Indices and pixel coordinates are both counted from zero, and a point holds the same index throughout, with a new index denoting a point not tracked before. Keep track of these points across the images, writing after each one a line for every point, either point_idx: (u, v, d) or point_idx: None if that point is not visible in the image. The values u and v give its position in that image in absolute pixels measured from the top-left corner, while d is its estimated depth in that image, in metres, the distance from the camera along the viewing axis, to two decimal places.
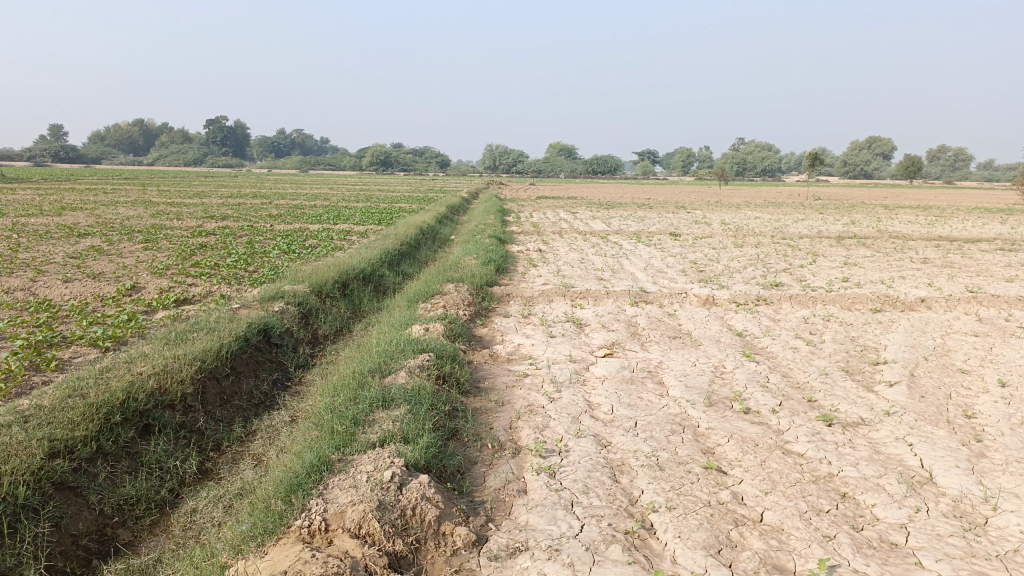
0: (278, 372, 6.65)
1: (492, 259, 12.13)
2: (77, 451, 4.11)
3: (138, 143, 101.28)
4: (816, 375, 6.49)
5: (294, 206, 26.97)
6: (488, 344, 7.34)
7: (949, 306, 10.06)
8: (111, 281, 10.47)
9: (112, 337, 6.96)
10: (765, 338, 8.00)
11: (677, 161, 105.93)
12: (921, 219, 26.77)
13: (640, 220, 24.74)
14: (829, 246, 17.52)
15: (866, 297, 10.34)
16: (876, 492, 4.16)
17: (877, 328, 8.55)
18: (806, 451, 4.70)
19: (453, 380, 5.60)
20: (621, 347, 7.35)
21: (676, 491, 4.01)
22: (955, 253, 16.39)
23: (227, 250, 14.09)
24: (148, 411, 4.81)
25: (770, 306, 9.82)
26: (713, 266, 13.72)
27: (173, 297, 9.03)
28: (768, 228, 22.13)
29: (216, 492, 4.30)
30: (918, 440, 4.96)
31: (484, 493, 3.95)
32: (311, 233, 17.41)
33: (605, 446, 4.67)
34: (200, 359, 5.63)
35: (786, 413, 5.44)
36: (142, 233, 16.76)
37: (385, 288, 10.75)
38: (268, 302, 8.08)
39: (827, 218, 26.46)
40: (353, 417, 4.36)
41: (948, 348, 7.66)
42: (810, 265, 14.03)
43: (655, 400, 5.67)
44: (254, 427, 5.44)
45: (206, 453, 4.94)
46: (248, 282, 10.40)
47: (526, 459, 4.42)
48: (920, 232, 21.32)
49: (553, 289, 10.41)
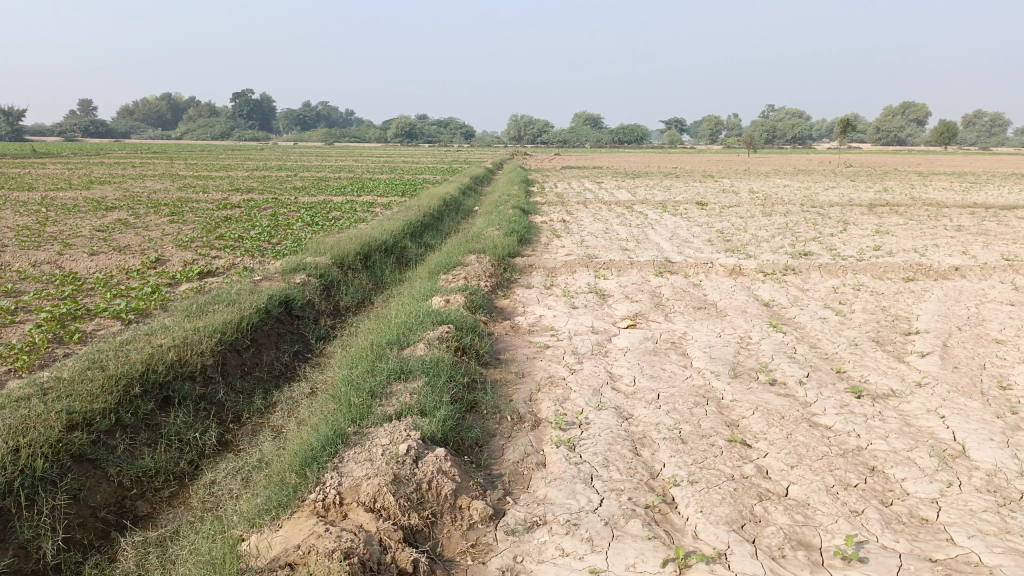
0: (299, 344, 6.64)
1: (515, 230, 12.02)
2: (96, 423, 4.11)
3: (165, 117, 102.02)
4: (845, 345, 6.33)
5: (319, 178, 27.00)
6: (509, 316, 7.26)
7: (984, 274, 9.79)
8: (136, 254, 10.51)
9: (135, 310, 6.98)
10: (792, 308, 7.83)
11: (704, 129, 104.34)
12: (955, 186, 26.09)
13: (667, 189, 24.40)
14: (860, 214, 17.15)
15: (898, 266, 10.09)
16: (906, 466, 4.03)
17: (909, 298, 8.34)
18: (834, 424, 4.58)
19: (473, 352, 5.54)
20: (644, 318, 7.23)
21: (698, 464, 3.92)
22: (990, 220, 15.96)
23: (250, 222, 14.11)
24: (168, 383, 4.80)
25: (799, 276, 9.62)
26: (740, 235, 13.48)
27: (196, 269, 9.05)
28: (798, 196, 21.71)
29: (235, 463, 4.29)
30: (950, 412, 4.81)
31: (502, 466, 3.89)
32: (335, 205, 17.38)
33: (627, 419, 4.58)
34: (220, 331, 5.62)
35: (814, 384, 5.31)
36: (167, 206, 16.86)
37: (407, 260, 10.69)
38: (290, 274, 8.05)
39: (858, 186, 25.88)
40: (370, 389, 4.32)
41: (982, 318, 7.44)
42: (841, 234, 13.73)
43: (678, 372, 5.57)
44: (275, 399, 5.44)
45: (226, 425, 4.93)
46: (272, 254, 10.40)
47: (546, 432, 4.35)
48: (955, 199, 20.79)
49: (577, 260, 10.28)
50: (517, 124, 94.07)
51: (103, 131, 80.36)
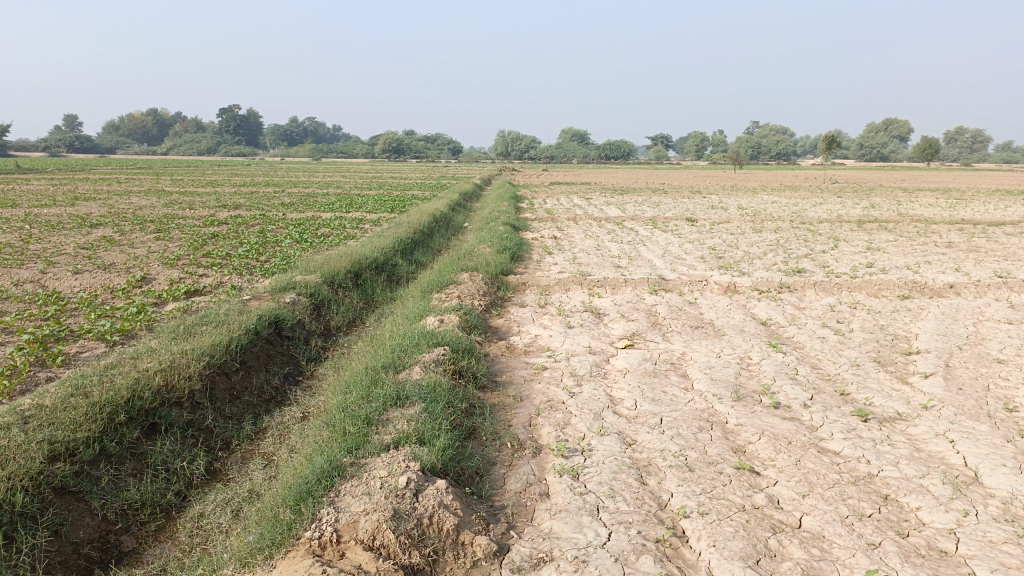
0: (289, 366, 6.47)
1: (507, 247, 11.90)
2: (79, 454, 3.94)
3: (151, 133, 101.60)
4: (846, 366, 6.23)
5: (307, 194, 26.87)
6: (504, 336, 7.12)
7: (979, 292, 9.74)
8: (121, 272, 10.31)
9: (120, 331, 6.80)
10: (790, 327, 7.74)
11: (691, 145, 104.98)
12: (941, 202, 26.22)
13: (656, 205, 24.39)
14: (850, 231, 17.16)
15: (892, 284, 10.04)
16: (920, 494, 3.92)
17: (906, 316, 8.27)
18: (843, 449, 4.47)
19: (469, 375, 5.39)
20: (642, 337, 7.12)
21: (707, 494, 3.79)
22: (979, 236, 16.01)
23: (238, 239, 13.94)
24: (154, 410, 4.63)
25: (794, 294, 9.54)
26: (732, 251, 13.43)
27: (183, 288, 8.87)
28: (787, 212, 21.73)
29: (225, 494, 4.11)
30: (959, 436, 4.71)
31: (505, 497, 3.74)
32: (324, 222, 17.21)
33: (630, 445, 4.45)
34: (208, 354, 5.45)
35: (818, 407, 5.20)
36: (154, 222, 16.64)
37: (398, 278, 10.55)
38: (279, 293, 7.88)
39: (845, 202, 25.99)
40: (366, 416, 4.16)
41: (981, 337, 7.37)
42: (833, 251, 13.69)
43: (680, 394, 5.43)
44: (265, 424, 5.26)
45: (214, 453, 4.75)
46: (260, 272, 10.24)
47: (548, 459, 4.21)
48: (943, 216, 20.88)
49: (570, 278, 10.16)
50: (504, 140, 94.35)
51: (88, 146, 79.94)
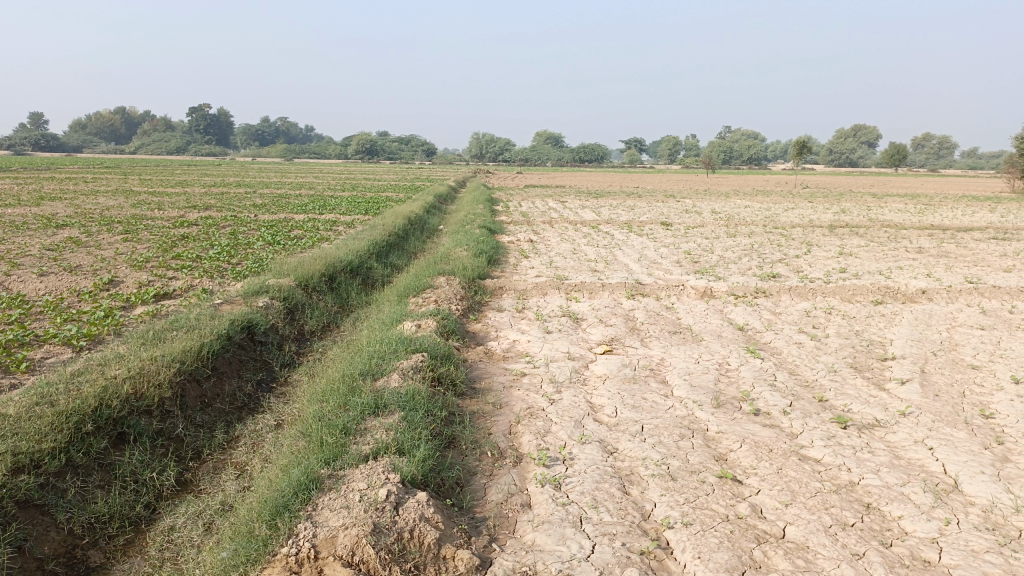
0: (262, 373, 6.33)
1: (483, 250, 11.83)
2: (43, 466, 3.81)
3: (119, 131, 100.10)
4: (824, 372, 6.25)
5: (279, 195, 26.59)
6: (482, 341, 7.04)
7: (950, 297, 9.86)
8: (88, 274, 10.08)
9: (87, 336, 6.62)
10: (767, 332, 7.75)
11: (663, 149, 105.75)
12: (910, 207, 26.63)
13: (630, 208, 24.49)
14: (822, 235, 17.34)
15: (866, 289, 10.12)
16: (901, 503, 3.91)
17: (881, 321, 8.33)
18: (823, 457, 4.46)
19: (448, 382, 5.31)
20: (620, 343, 7.08)
21: (691, 504, 3.74)
22: (949, 242, 16.25)
23: (209, 241, 13.72)
24: (123, 418, 4.49)
25: (770, 299, 9.58)
26: (708, 256, 13.48)
27: (152, 291, 8.68)
28: (761, 217, 21.91)
29: (196, 507, 3.99)
30: (938, 443, 4.72)
31: (486, 508, 3.66)
32: (296, 223, 17.01)
33: (612, 453, 4.40)
34: (179, 360, 5.32)
35: (798, 414, 5.19)
36: (121, 223, 16.33)
37: (373, 281, 10.43)
38: (251, 297, 7.73)
39: (817, 207, 26.28)
40: (343, 425, 4.06)
41: (955, 343, 7.44)
42: (806, 255, 13.80)
43: (660, 401, 5.40)
44: (238, 432, 5.13)
45: (185, 463, 4.62)
46: (232, 275, 10.06)
47: (529, 468, 4.14)
48: (911, 221, 21.18)
49: (548, 282, 10.13)
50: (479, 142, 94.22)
51: (54, 144, 78.43)
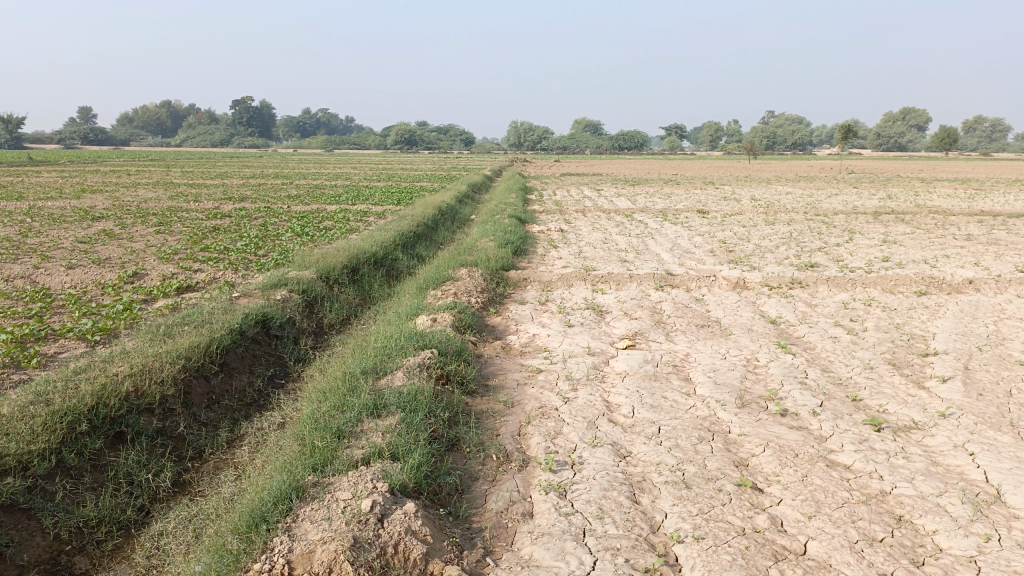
0: (275, 368, 6.20)
1: (510, 240, 11.59)
2: (32, 468, 3.72)
3: (165, 125, 102.06)
4: (859, 369, 5.89)
5: (315, 185, 26.66)
6: (500, 336, 6.81)
7: (1000, 287, 9.36)
8: (115, 267, 10.09)
9: (102, 330, 6.55)
10: (801, 326, 7.40)
11: (705, 135, 104.18)
12: (960, 192, 25.81)
13: (667, 196, 24.05)
14: (866, 223, 16.74)
15: (910, 279, 9.66)
16: (936, 516, 3.60)
17: (923, 314, 7.90)
18: (853, 463, 4.16)
19: (457, 379, 5.11)
20: (644, 337, 6.80)
21: (704, 516, 3.48)
22: (1000, 228, 15.55)
23: (238, 232, 13.70)
24: (121, 417, 4.38)
25: (806, 290, 9.19)
26: (744, 245, 13.05)
27: (174, 284, 8.64)
28: (802, 204, 21.29)
29: (188, 510, 3.86)
30: (979, 448, 4.37)
31: (484, 518, 3.46)
32: (328, 215, 16.93)
33: (624, 458, 4.15)
34: (184, 356, 5.19)
35: (829, 416, 4.87)
36: (155, 215, 16.42)
37: (398, 273, 10.27)
38: (270, 290, 7.61)
39: (861, 193, 25.43)
40: (337, 427, 3.89)
41: (1003, 337, 7.01)
42: (848, 244, 13.29)
43: (681, 400, 5.13)
44: (243, 431, 4.99)
45: (185, 463, 4.49)
46: (256, 267, 9.98)
47: (534, 474, 3.91)
48: (961, 207, 20.39)
49: (574, 273, 9.86)
50: (517, 131, 93.72)
51: (102, 138, 80.09)
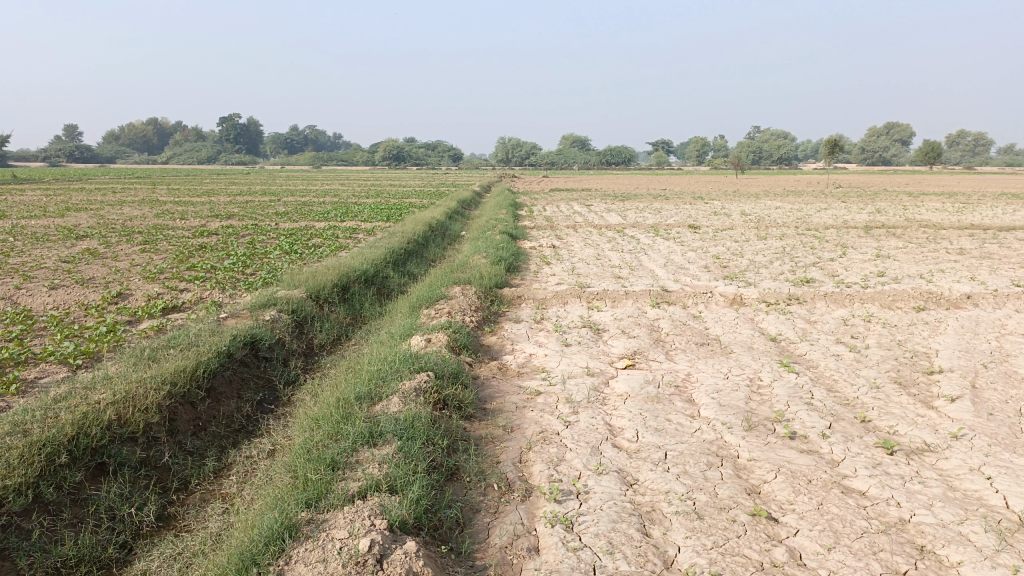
0: (264, 392, 5.99)
1: (503, 257, 11.45)
2: (7, 504, 3.51)
3: (152, 141, 101.64)
4: (866, 389, 5.75)
5: (303, 202, 26.45)
6: (496, 356, 6.64)
7: (998, 302, 9.27)
8: (99, 287, 9.86)
9: (85, 354, 6.34)
10: (802, 343, 7.26)
11: (691, 150, 104.69)
12: (948, 206, 25.94)
13: (657, 212, 23.99)
14: (858, 237, 16.71)
15: (907, 294, 9.56)
16: (960, 546, 3.44)
17: (924, 330, 7.79)
18: (868, 489, 4.00)
19: (454, 404, 4.93)
20: (643, 356, 6.64)
21: (719, 550, 3.31)
22: (991, 242, 15.55)
23: (226, 250, 13.48)
24: (103, 448, 4.17)
25: (804, 306, 9.07)
26: (737, 260, 12.95)
27: (160, 305, 8.42)
28: (792, 218, 21.26)
29: (174, 548, 3.65)
30: (996, 472, 4.22)
31: (487, 554, 3.28)
32: (317, 232, 16.71)
33: (631, 486, 3.97)
34: (170, 382, 4.99)
35: (839, 438, 4.72)
36: (141, 233, 16.18)
37: (389, 291, 10.08)
38: (258, 310, 7.41)
39: (850, 207, 25.52)
40: (331, 458, 3.71)
41: (1007, 353, 6.89)
42: (841, 259, 13.21)
43: (686, 423, 4.96)
44: (230, 460, 4.79)
45: (170, 495, 4.28)
46: (245, 287, 9.77)
47: (538, 504, 3.74)
48: (951, 220, 20.41)
49: (568, 290, 9.70)
50: (504, 147, 93.94)
51: (88, 155, 79.56)
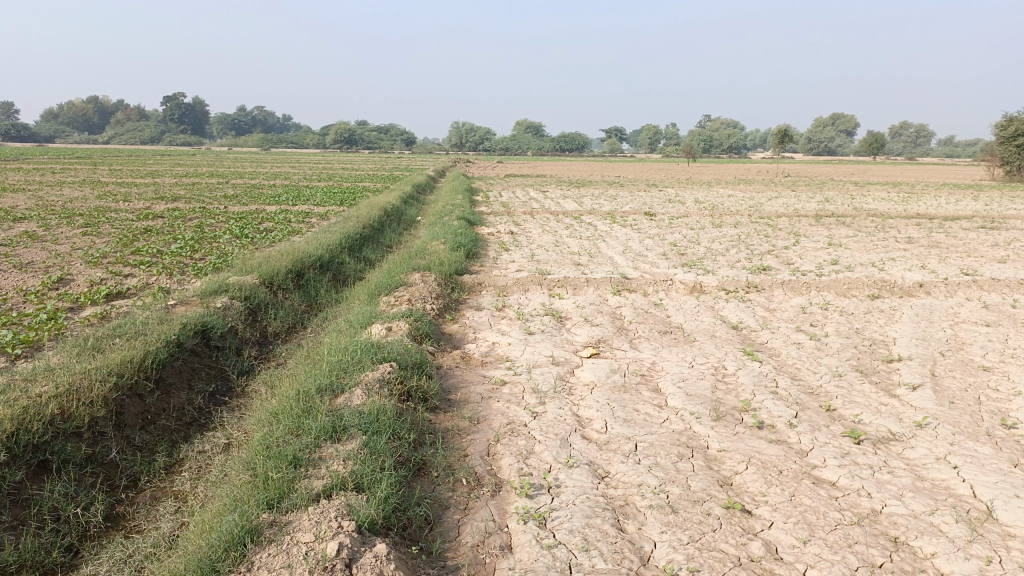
0: (217, 383, 5.76)
1: (461, 243, 11.27)
2: None
3: (92, 120, 98.19)
4: (828, 377, 5.77)
5: (253, 185, 25.80)
6: (458, 345, 6.49)
7: (949, 290, 9.45)
8: (37, 272, 9.40)
9: (24, 343, 5.99)
10: (763, 332, 7.27)
11: (644, 137, 105.34)
12: (893, 195, 26.52)
13: (612, 199, 24.00)
14: (809, 225, 16.94)
15: (862, 282, 9.69)
16: (933, 537, 3.43)
17: (881, 319, 7.87)
18: (839, 479, 3.98)
19: (419, 396, 4.79)
20: (607, 345, 6.57)
21: (696, 545, 3.24)
22: (937, 231, 15.91)
23: (173, 234, 13.00)
24: (46, 444, 3.92)
25: (762, 294, 9.11)
26: (695, 248, 12.97)
27: (103, 291, 8.05)
28: (745, 206, 21.46)
29: (124, 550, 3.44)
30: (963, 461, 4.25)
31: (459, 553, 3.17)
32: (267, 216, 16.26)
33: (603, 479, 3.89)
34: (116, 374, 4.72)
35: (806, 428, 4.71)
36: (82, 216, 15.51)
37: (345, 277, 9.84)
38: (209, 297, 7.12)
39: (800, 196, 25.85)
40: (292, 455, 3.54)
41: (962, 341, 6.99)
42: (795, 247, 13.35)
43: (654, 413, 4.90)
44: (182, 455, 4.56)
45: (119, 493, 4.06)
46: (193, 273, 9.42)
47: (509, 500, 3.62)
48: (897, 210, 20.82)
49: (529, 277, 9.58)
50: (458, 131, 93.08)
51: (23, 134, 76.43)
